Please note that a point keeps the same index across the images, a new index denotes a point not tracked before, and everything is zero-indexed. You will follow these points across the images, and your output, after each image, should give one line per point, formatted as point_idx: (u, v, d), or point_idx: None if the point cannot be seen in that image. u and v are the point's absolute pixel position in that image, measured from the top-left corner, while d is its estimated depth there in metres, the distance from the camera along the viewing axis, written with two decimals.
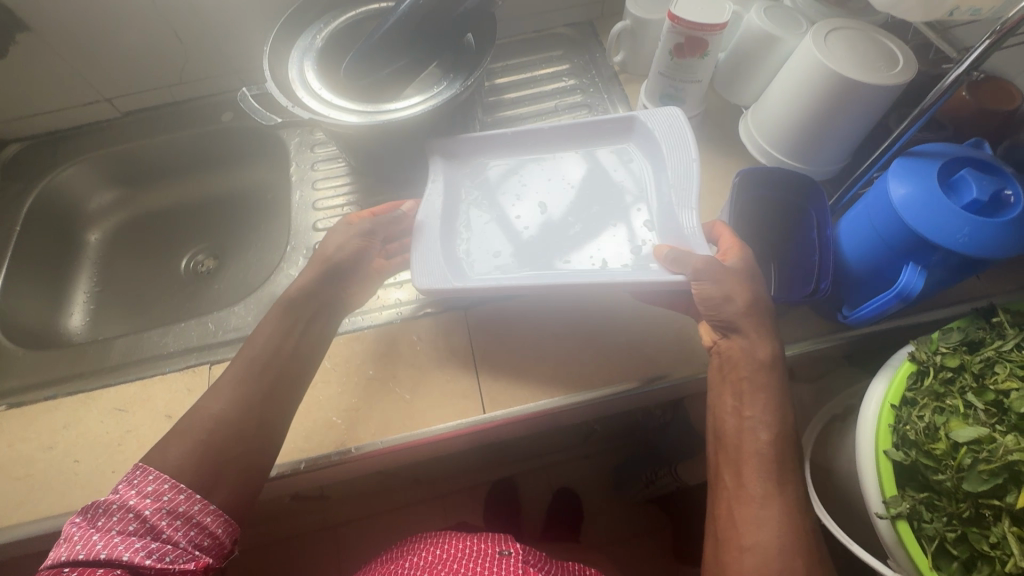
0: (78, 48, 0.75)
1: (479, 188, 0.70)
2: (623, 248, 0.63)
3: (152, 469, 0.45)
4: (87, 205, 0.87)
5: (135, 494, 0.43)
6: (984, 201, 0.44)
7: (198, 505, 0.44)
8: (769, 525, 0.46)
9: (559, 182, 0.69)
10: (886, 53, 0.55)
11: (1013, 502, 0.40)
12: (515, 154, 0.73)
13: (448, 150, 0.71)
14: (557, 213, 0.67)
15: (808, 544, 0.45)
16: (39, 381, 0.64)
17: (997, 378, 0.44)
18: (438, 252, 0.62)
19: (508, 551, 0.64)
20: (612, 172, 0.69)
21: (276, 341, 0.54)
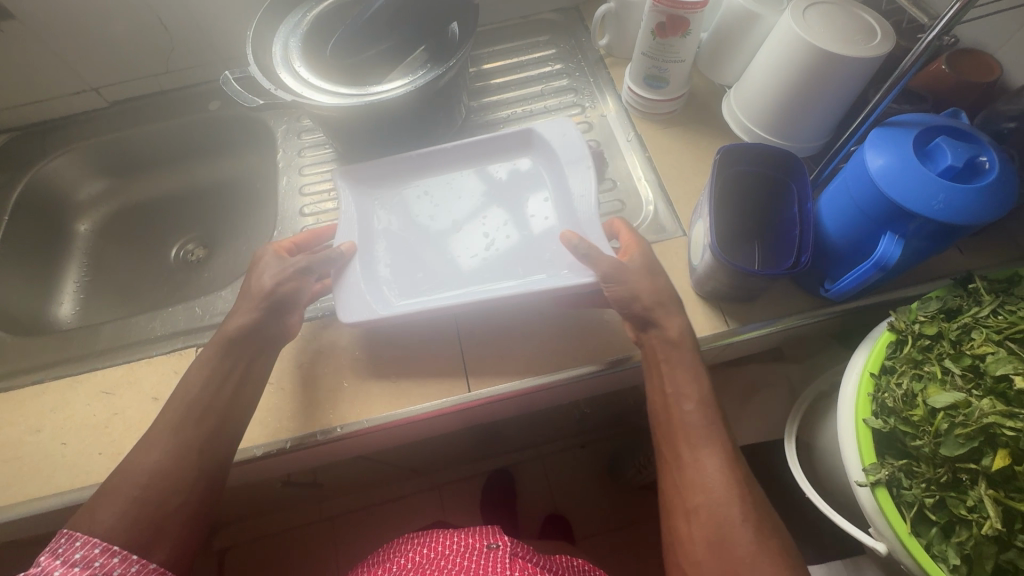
0: (63, 38, 0.75)
1: (396, 212, 0.69)
2: (539, 254, 0.64)
3: (80, 535, 0.43)
4: (77, 195, 0.87)
5: (60, 564, 0.41)
6: (958, 167, 0.45)
7: (136, 566, 0.43)
8: (707, 481, 0.46)
9: (469, 200, 0.70)
10: (865, 27, 0.56)
11: (988, 465, 0.40)
12: (424, 175, 0.72)
13: (354, 175, 0.70)
14: (474, 230, 0.67)
15: (743, 485, 0.46)
16: (27, 366, 0.64)
17: (973, 343, 0.44)
18: (362, 283, 0.61)
19: (496, 544, 0.64)
20: (520, 183, 0.70)
21: (212, 388, 0.51)
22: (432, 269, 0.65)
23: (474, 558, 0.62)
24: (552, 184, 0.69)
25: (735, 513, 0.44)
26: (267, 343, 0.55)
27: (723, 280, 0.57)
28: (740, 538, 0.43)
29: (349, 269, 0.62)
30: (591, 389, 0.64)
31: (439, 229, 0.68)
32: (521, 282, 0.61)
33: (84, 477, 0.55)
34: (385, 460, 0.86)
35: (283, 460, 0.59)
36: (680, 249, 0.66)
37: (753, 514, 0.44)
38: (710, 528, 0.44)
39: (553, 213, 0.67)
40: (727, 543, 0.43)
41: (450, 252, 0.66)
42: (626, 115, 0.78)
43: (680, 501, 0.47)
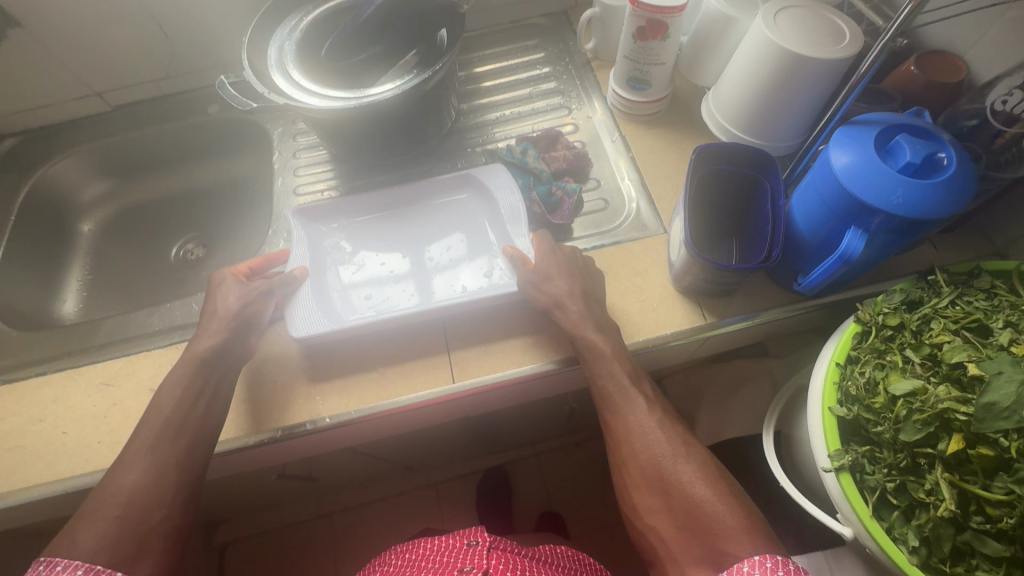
0: (68, 45, 0.79)
1: (343, 241, 0.73)
2: (478, 274, 0.69)
3: (60, 560, 0.45)
4: (80, 196, 0.90)
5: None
6: (917, 163, 0.47)
7: None
8: (632, 432, 0.52)
9: (410, 228, 0.74)
10: (834, 29, 0.58)
11: (944, 449, 0.42)
12: (372, 208, 0.76)
13: (306, 213, 0.73)
14: (420, 257, 0.72)
15: (659, 424, 0.52)
16: (30, 359, 0.67)
17: (932, 333, 0.45)
18: (315, 303, 0.64)
19: (476, 541, 0.66)
20: (460, 211, 0.75)
21: (186, 405, 0.53)
22: (379, 293, 0.69)
23: (455, 555, 0.65)
24: (485, 207, 0.74)
25: (657, 450, 0.51)
26: (238, 355, 0.58)
27: (698, 274, 0.58)
28: (666, 469, 0.50)
29: (298, 294, 0.64)
30: (561, 382, 0.66)
31: (386, 257, 0.72)
32: (462, 293, 0.66)
33: (85, 464, 0.58)
34: (380, 454, 0.88)
35: (274, 450, 0.61)
36: (661, 246, 0.67)
37: (672, 446, 0.51)
38: (642, 471, 0.51)
39: (489, 233, 0.72)
40: (657, 477, 0.50)
41: (395, 276, 0.70)
42: (611, 118, 0.80)
43: (616, 454, 0.54)
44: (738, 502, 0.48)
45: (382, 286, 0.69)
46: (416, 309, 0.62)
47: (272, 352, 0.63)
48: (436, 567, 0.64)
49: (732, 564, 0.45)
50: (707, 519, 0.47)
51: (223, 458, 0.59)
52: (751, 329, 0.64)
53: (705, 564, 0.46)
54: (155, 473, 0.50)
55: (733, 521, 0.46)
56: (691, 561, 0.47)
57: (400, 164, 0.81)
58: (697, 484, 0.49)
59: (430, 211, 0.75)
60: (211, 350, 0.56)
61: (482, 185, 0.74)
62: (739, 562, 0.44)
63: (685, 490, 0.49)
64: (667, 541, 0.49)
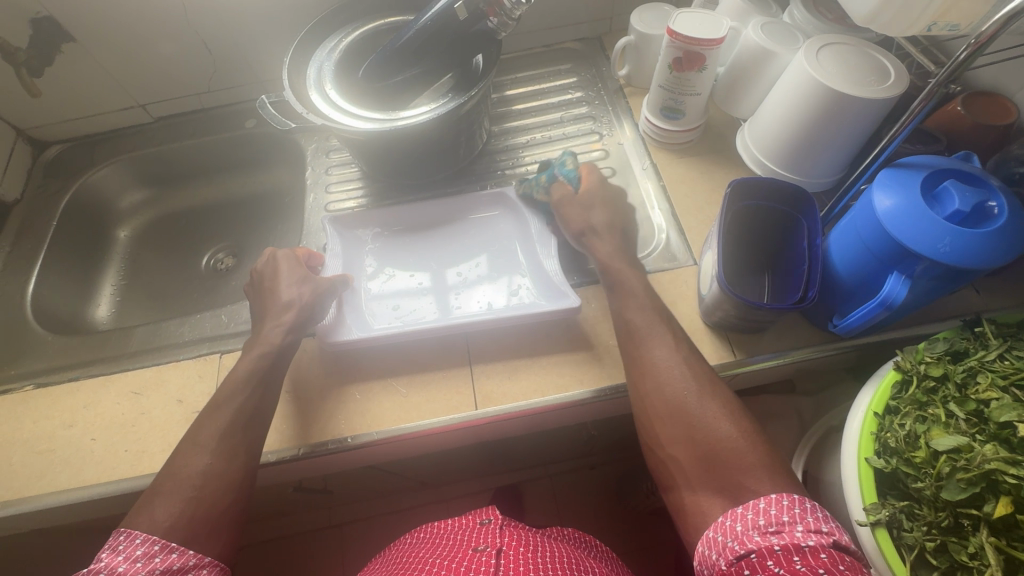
0: (119, 58, 0.82)
1: (371, 261, 0.73)
2: (503, 293, 0.69)
3: (139, 533, 0.45)
4: (120, 204, 0.93)
5: (123, 560, 0.43)
6: (967, 211, 0.45)
7: (192, 560, 0.45)
8: (656, 367, 0.51)
9: (439, 246, 0.74)
10: (880, 68, 0.57)
11: (990, 512, 0.40)
12: (402, 225, 0.76)
13: (345, 224, 0.75)
14: (448, 274, 0.72)
15: (684, 364, 0.51)
16: (64, 364, 0.69)
17: (978, 388, 0.44)
18: (346, 315, 0.66)
19: (489, 519, 0.67)
20: (493, 232, 0.75)
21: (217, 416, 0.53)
22: (404, 308, 0.69)
23: (468, 533, 0.65)
24: (516, 227, 0.74)
25: (680, 386, 0.49)
26: None
27: (730, 311, 0.57)
28: (689, 405, 0.48)
29: (342, 317, 0.65)
30: (587, 413, 0.65)
31: (416, 272, 0.72)
32: (489, 311, 0.66)
33: (111, 473, 0.59)
34: (397, 470, 0.87)
35: (299, 466, 0.61)
36: (690, 278, 0.66)
37: (696, 384, 0.49)
38: (663, 406, 0.49)
39: (517, 253, 0.72)
40: (678, 411, 0.48)
41: (422, 291, 0.70)
42: (642, 145, 0.79)
43: (636, 391, 0.52)
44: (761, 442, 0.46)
45: (410, 304, 0.69)
46: (444, 326, 0.63)
47: (299, 368, 0.63)
48: (450, 544, 0.64)
49: (748, 499, 0.43)
50: (727, 453, 0.45)
51: (257, 470, 0.59)
52: (781, 369, 0.63)
53: (721, 495, 0.44)
54: (218, 453, 0.50)
55: (754, 455, 0.45)
56: (707, 492, 0.45)
57: (433, 183, 0.82)
58: (720, 419, 0.47)
59: (462, 229, 0.75)
60: (257, 354, 0.57)
61: (519, 210, 0.74)
62: (756, 499, 0.42)
63: (707, 424, 0.47)
64: (684, 470, 0.46)
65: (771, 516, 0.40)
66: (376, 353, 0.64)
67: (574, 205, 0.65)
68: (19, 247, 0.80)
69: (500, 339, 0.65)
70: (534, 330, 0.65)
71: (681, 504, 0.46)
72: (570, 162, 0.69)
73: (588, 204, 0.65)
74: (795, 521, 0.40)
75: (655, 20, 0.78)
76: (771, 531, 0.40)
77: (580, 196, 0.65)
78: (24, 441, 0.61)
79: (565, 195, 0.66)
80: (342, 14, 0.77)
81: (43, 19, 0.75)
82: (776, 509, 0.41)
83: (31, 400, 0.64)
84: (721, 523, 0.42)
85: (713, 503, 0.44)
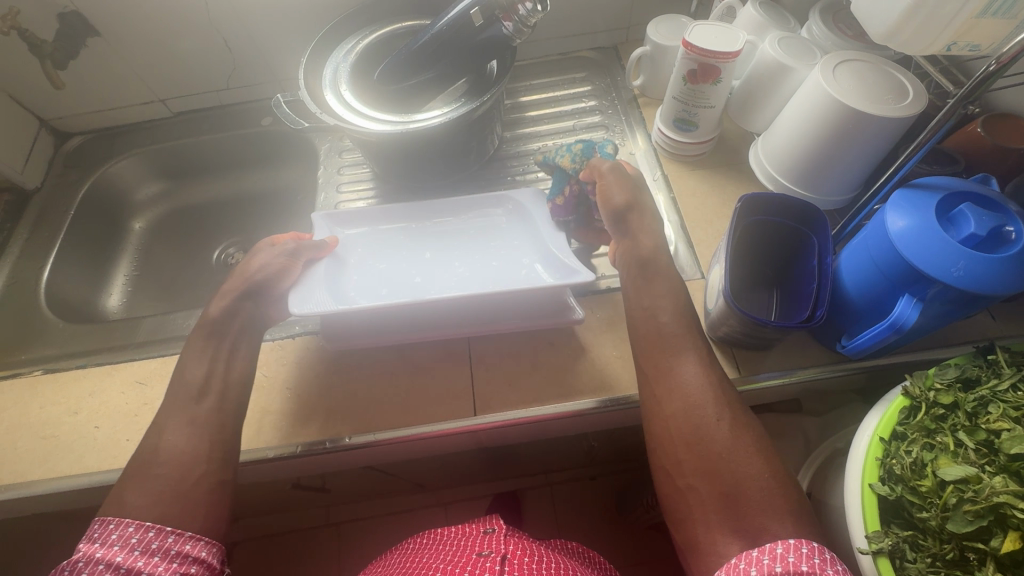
0: (141, 53, 0.83)
1: (359, 252, 0.70)
2: (507, 278, 0.66)
3: (112, 519, 0.45)
4: (136, 195, 0.94)
5: (100, 546, 0.43)
6: (982, 236, 0.44)
7: (171, 537, 0.45)
8: (687, 389, 0.49)
9: (433, 232, 0.73)
10: (897, 87, 0.56)
11: (997, 547, 0.38)
12: (404, 216, 0.74)
13: (336, 219, 0.73)
14: (450, 264, 0.70)
15: (716, 391, 0.48)
16: (73, 352, 0.70)
17: (989, 418, 0.42)
18: (324, 288, 0.63)
19: (491, 528, 0.67)
20: (496, 228, 0.73)
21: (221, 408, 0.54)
22: (399, 292, 0.66)
23: (471, 540, 0.64)
24: (519, 228, 0.72)
25: (711, 413, 0.47)
26: None
27: (736, 326, 0.56)
28: (719, 436, 0.46)
29: (309, 273, 0.64)
30: (588, 424, 0.64)
31: (417, 262, 0.70)
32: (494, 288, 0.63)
33: (112, 461, 0.59)
34: (397, 472, 0.87)
35: (296, 464, 0.61)
36: (697, 292, 0.66)
37: (728, 414, 0.47)
38: (688, 432, 0.47)
39: (523, 246, 0.70)
40: (704, 442, 0.46)
41: (414, 273, 0.69)
42: (654, 155, 0.79)
43: (659, 411, 0.49)
44: (788, 484, 0.44)
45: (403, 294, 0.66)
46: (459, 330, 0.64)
47: (302, 365, 0.63)
48: (451, 550, 0.63)
49: (765, 542, 0.41)
50: (752, 493, 0.43)
51: (257, 467, 0.59)
52: (787, 388, 0.62)
53: (738, 536, 0.42)
54: (200, 437, 0.50)
55: (782, 500, 0.43)
56: (724, 530, 0.43)
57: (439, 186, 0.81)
58: (751, 457, 0.45)
59: (463, 225, 0.74)
60: None
61: (524, 207, 0.73)
62: (773, 542, 0.41)
63: (735, 458, 0.45)
64: (703, 504, 0.44)
65: (789, 565, 0.39)
66: (377, 352, 0.64)
67: (624, 182, 0.63)
68: (35, 235, 0.81)
69: (499, 337, 0.65)
70: (530, 328, 0.64)
71: (694, 539, 0.44)
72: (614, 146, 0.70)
73: (636, 186, 0.64)
74: (813, 570, 0.38)
75: (672, 31, 0.78)
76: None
77: (629, 176, 0.64)
78: (29, 426, 0.62)
79: (616, 169, 0.64)
80: (360, 16, 0.77)
81: (70, 13, 0.76)
82: (794, 557, 0.39)
83: (39, 385, 0.65)
84: (735, 565, 0.40)
85: (729, 543, 0.42)
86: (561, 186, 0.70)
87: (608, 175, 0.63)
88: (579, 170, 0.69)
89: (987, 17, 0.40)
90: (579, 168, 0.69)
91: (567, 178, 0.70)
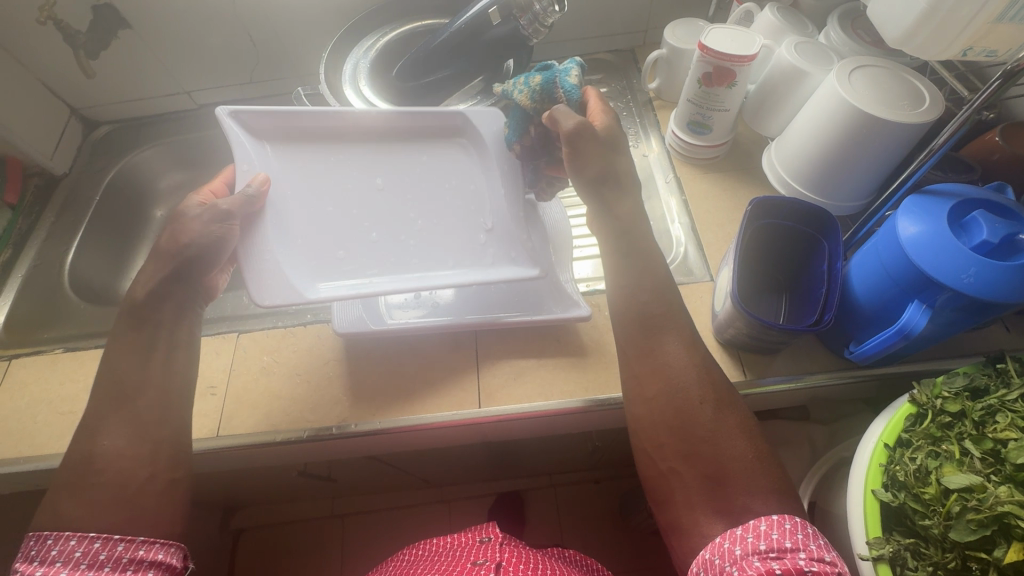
0: (168, 45, 0.86)
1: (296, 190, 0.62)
2: (465, 247, 0.63)
3: (49, 533, 0.43)
4: (158, 183, 0.97)
5: (40, 564, 0.42)
6: (994, 243, 0.44)
7: (120, 546, 0.43)
8: (670, 368, 0.48)
9: (380, 160, 0.67)
10: (913, 94, 0.55)
11: (1000, 557, 0.38)
12: (347, 142, 0.67)
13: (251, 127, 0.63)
14: (408, 214, 0.65)
15: (699, 371, 0.48)
16: (94, 332, 0.72)
17: (997, 427, 0.42)
18: (281, 255, 0.57)
19: (488, 538, 0.67)
20: (450, 163, 0.69)
21: None
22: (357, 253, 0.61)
23: (467, 550, 0.65)
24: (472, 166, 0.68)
25: (695, 395, 0.47)
26: None
27: (743, 328, 0.56)
28: (702, 418, 0.46)
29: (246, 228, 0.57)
30: (590, 424, 0.64)
31: (377, 209, 0.64)
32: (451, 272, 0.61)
33: None
34: (401, 465, 0.88)
35: (303, 449, 0.62)
36: (705, 294, 0.65)
37: (712, 396, 0.47)
38: (672, 416, 0.47)
39: (478, 187, 0.67)
40: (690, 424, 0.46)
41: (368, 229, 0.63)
42: (668, 158, 0.79)
43: (639, 394, 0.49)
44: (768, 463, 0.45)
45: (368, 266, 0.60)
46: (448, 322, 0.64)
47: (312, 351, 0.65)
48: (449, 561, 0.64)
49: (748, 521, 0.42)
50: (737, 474, 0.44)
51: (264, 450, 0.60)
52: (794, 394, 0.61)
53: (721, 518, 0.43)
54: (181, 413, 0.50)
55: (766, 480, 0.44)
56: (708, 512, 0.43)
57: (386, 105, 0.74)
58: (734, 437, 0.45)
59: (412, 159, 0.68)
60: None
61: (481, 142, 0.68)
62: (755, 519, 0.41)
63: (719, 442, 0.45)
64: (686, 486, 0.45)
65: (773, 541, 0.40)
66: (384, 343, 0.65)
67: (594, 148, 0.54)
68: (61, 218, 0.84)
69: (501, 334, 0.65)
70: (529, 331, 0.65)
71: (677, 520, 0.45)
72: (579, 77, 0.58)
73: (610, 147, 0.55)
74: (797, 547, 0.39)
75: (688, 34, 0.78)
76: (772, 556, 0.39)
77: (601, 137, 0.54)
78: (48, 401, 0.64)
79: (583, 129, 0.53)
80: (382, 15, 0.79)
81: (103, 6, 0.79)
82: (778, 533, 0.40)
83: (59, 362, 0.67)
84: (719, 545, 0.41)
85: (713, 524, 0.43)
86: (523, 126, 0.61)
87: (575, 139, 0.53)
88: (542, 110, 0.59)
89: (1003, 23, 0.40)
90: (540, 109, 0.59)
91: (527, 119, 0.60)
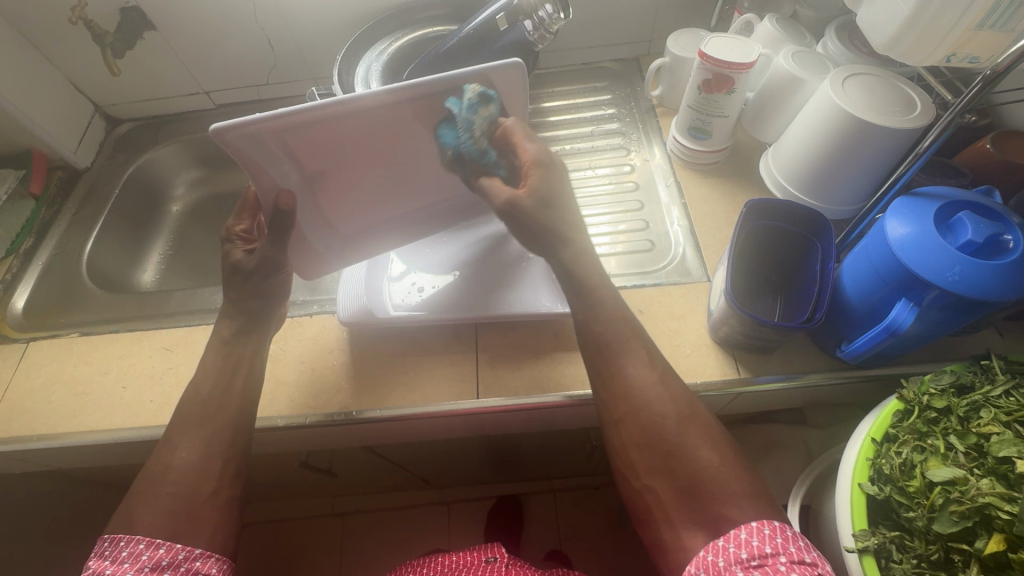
0: (191, 48, 0.89)
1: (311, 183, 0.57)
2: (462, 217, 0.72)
3: (123, 537, 0.46)
4: (175, 180, 1.00)
5: (111, 563, 0.44)
6: (979, 243, 0.45)
7: (182, 554, 0.45)
8: (634, 388, 0.49)
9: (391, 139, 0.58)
10: (906, 101, 0.57)
11: (981, 548, 0.38)
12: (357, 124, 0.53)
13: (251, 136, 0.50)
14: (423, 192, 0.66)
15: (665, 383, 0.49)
16: (109, 318, 0.74)
17: (980, 422, 0.43)
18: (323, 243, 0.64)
19: (494, 558, 0.68)
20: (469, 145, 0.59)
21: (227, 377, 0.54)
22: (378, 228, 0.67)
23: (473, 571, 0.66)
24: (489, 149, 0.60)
25: (658, 411, 0.48)
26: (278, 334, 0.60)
27: (735, 325, 0.58)
28: (669, 429, 0.47)
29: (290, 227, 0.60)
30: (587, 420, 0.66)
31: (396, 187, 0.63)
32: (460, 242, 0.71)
33: (134, 418, 0.63)
34: (402, 462, 0.89)
35: (306, 435, 0.64)
36: (701, 294, 0.67)
37: (677, 412, 0.48)
38: (641, 433, 0.48)
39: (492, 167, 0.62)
40: (659, 438, 0.47)
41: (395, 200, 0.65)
42: (668, 164, 0.81)
43: (609, 411, 0.50)
44: (738, 469, 0.46)
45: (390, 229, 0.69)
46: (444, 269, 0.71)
47: (317, 340, 0.67)
48: None
49: (728, 530, 0.42)
50: (708, 484, 0.44)
51: (269, 435, 0.62)
52: (786, 393, 0.62)
53: (700, 529, 0.44)
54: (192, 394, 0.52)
55: (736, 485, 0.44)
56: (688, 525, 0.44)
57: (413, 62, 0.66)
58: (700, 446, 0.46)
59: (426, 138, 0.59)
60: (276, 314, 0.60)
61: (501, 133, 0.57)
62: (737, 529, 0.42)
63: (686, 452, 0.46)
64: (663, 502, 0.46)
65: (753, 548, 0.41)
66: (387, 334, 0.67)
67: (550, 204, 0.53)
68: (82, 210, 0.87)
69: (498, 330, 0.67)
70: (527, 326, 0.67)
71: (659, 537, 0.46)
72: (479, 133, 0.57)
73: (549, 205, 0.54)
74: (777, 552, 0.40)
75: (690, 43, 0.80)
76: (754, 564, 0.40)
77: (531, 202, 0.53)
78: (61, 382, 0.66)
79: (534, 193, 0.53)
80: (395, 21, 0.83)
81: (130, 9, 0.82)
82: (757, 540, 0.41)
83: (73, 345, 0.69)
84: (703, 559, 0.42)
85: (695, 537, 0.44)
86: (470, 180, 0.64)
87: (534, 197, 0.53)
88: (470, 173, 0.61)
89: (984, 30, 0.42)
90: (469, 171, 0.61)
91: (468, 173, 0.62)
